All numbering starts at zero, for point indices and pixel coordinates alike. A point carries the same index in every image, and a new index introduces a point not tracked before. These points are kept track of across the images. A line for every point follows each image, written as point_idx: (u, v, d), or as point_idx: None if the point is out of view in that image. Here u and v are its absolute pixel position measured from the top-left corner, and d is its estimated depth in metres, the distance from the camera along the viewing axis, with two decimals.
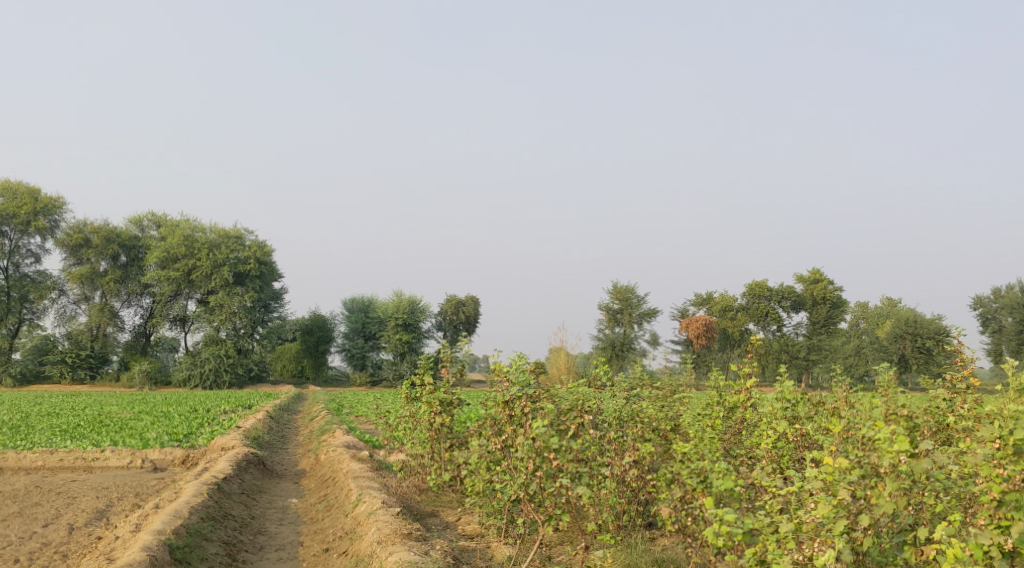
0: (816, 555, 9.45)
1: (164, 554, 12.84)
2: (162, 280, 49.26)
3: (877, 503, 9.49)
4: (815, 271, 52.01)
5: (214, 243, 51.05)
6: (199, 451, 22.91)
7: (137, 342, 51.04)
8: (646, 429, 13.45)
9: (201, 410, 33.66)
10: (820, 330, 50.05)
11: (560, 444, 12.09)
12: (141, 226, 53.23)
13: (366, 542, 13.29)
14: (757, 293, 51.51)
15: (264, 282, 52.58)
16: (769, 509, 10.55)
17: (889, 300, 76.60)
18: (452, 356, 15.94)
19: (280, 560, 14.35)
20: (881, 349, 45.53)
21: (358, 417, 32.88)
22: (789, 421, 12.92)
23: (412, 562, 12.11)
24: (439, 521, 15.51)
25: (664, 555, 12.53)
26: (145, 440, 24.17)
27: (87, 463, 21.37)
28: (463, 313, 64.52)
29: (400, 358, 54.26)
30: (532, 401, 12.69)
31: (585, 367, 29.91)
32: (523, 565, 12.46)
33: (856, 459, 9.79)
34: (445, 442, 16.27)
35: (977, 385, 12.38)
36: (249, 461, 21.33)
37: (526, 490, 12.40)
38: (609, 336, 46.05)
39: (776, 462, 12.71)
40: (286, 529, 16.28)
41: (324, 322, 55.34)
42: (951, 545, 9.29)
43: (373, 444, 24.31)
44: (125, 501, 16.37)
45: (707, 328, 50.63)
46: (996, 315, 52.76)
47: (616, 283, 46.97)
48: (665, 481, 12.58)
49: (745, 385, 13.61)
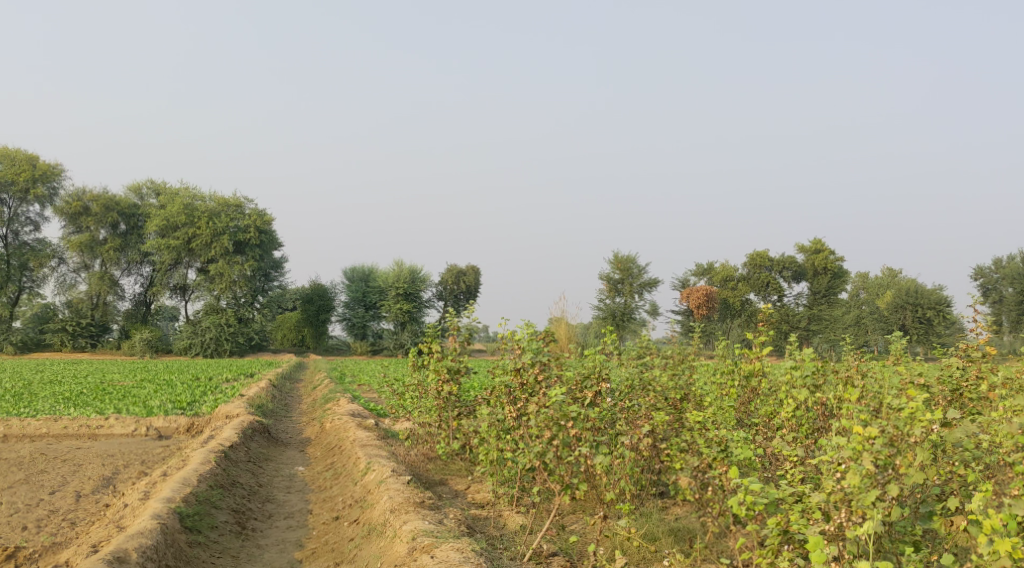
0: (847, 527, 9.24)
1: (174, 522, 12.65)
2: (163, 249, 48.97)
3: (907, 473, 9.34)
4: (816, 241, 51.34)
5: (214, 211, 50.76)
6: (204, 419, 22.76)
7: (138, 310, 50.86)
8: (658, 398, 13.56)
9: (203, 378, 33.54)
10: (821, 301, 49.72)
11: (577, 412, 11.87)
12: (141, 193, 52.93)
13: (378, 511, 13.11)
14: (757, 264, 51.38)
15: (264, 250, 52.25)
16: (789, 478, 10.53)
17: (889, 271, 76.30)
18: (458, 325, 15.83)
19: (290, 528, 14.20)
20: (881, 320, 45.28)
21: (361, 386, 32.70)
22: (808, 389, 12.70)
23: (428, 531, 11.92)
24: (448, 490, 15.36)
25: (679, 524, 12.26)
26: (149, 408, 24.03)
27: (92, 431, 21.23)
28: (463, 284, 64.30)
29: (400, 328, 54.11)
30: (544, 369, 12.57)
31: (587, 337, 29.74)
32: (538, 535, 12.28)
33: (881, 429, 9.62)
34: (452, 411, 16.10)
35: (993, 353, 12.41)
36: (254, 430, 21.15)
37: (541, 459, 12.14)
38: (609, 306, 45.93)
39: (794, 430, 12.61)
40: (294, 498, 16.13)
41: (324, 292, 55.14)
42: (985, 516, 9.04)
43: (378, 413, 24.19)
44: (132, 469, 16.25)
45: (708, 298, 50.50)
46: (997, 286, 52.54)
47: (617, 252, 46.66)
48: (680, 450, 12.30)
49: (758, 353, 13.32)
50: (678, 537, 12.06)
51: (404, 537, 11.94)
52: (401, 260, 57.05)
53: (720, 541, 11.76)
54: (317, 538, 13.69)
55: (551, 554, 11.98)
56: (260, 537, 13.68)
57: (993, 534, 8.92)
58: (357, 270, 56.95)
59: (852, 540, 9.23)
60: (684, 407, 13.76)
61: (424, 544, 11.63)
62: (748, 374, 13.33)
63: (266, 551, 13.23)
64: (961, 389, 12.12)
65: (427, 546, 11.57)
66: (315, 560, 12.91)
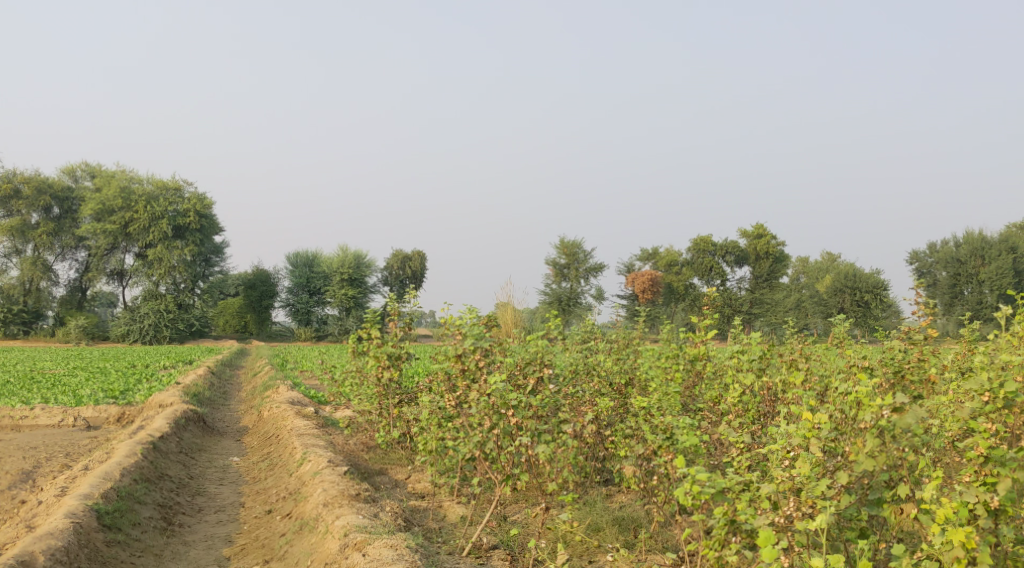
0: (797, 518, 8.90)
1: (90, 521, 11.94)
2: (98, 233, 47.46)
3: (856, 460, 8.97)
4: (759, 225, 51.51)
5: (152, 195, 49.28)
6: (136, 408, 21.90)
7: (73, 297, 49.34)
8: (602, 383, 13.53)
9: (139, 366, 32.56)
10: (763, 285, 50.10)
11: (518, 399, 11.38)
12: (75, 176, 51.24)
13: (311, 505, 12.52)
14: (701, 248, 51.37)
15: (205, 235, 50.96)
16: (737, 467, 10.20)
17: (828, 255, 77.35)
18: (400, 310, 15.33)
19: (220, 523, 13.58)
20: (820, 304, 45.69)
21: (303, 372, 31.96)
22: (755, 374, 12.49)
23: (360, 527, 11.38)
24: (387, 480, 14.82)
25: (624, 513, 11.86)
26: (78, 397, 23.07)
27: (16, 422, 20.25)
28: (408, 269, 63.58)
29: (344, 313, 53.29)
30: (486, 355, 12.07)
31: (533, 323, 29.45)
32: (477, 527, 11.80)
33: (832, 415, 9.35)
34: (394, 399, 15.57)
35: (934, 336, 12.19)
36: (188, 419, 20.38)
37: (482, 448, 11.65)
38: (555, 291, 45.69)
39: (740, 414, 12.23)
40: (227, 490, 15.51)
41: (266, 277, 53.90)
42: (936, 505, 8.79)
43: (318, 400, 23.55)
44: (54, 462, 15.45)
45: (653, 282, 50.86)
46: (931, 269, 53.23)
47: (563, 237, 46.26)
48: (624, 437, 11.95)
49: (703, 337, 13.09)
50: (623, 526, 11.68)
51: (336, 533, 11.40)
52: (345, 245, 56.09)
53: (665, 530, 11.50)
54: (247, 533, 13.08)
55: (492, 547, 11.51)
56: (187, 533, 13.05)
57: (945, 524, 8.71)
58: (300, 254, 55.18)
59: (801, 530, 8.91)
60: (629, 392, 13.49)
61: (357, 540, 11.09)
62: (693, 358, 13.10)
63: (192, 548, 12.60)
64: (904, 372, 11.76)
65: (359, 543, 11.02)
66: (244, 557, 12.31)
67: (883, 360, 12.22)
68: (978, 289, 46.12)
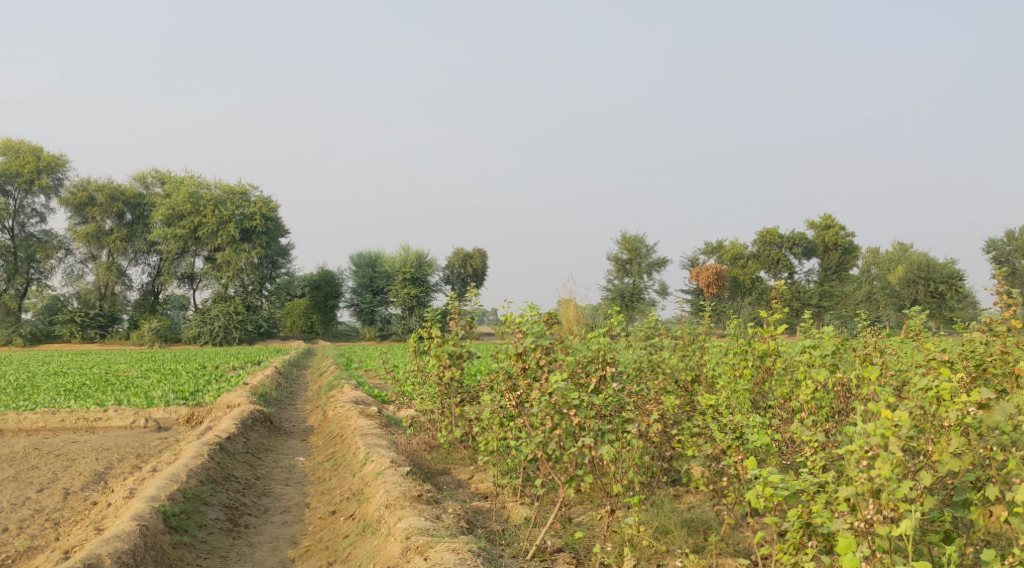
0: (877, 523, 8.47)
1: (157, 523, 12.01)
2: (169, 238, 48.33)
3: (940, 460, 8.67)
4: (827, 216, 50.31)
5: (220, 200, 50.06)
6: (204, 409, 22.12)
7: (146, 300, 50.39)
8: (668, 380, 13.34)
9: (209, 366, 33.07)
10: (832, 277, 49.05)
11: (581, 399, 11.09)
12: (146, 182, 52.27)
13: (373, 507, 12.41)
14: (768, 241, 50.41)
15: (272, 237, 51.57)
16: (809, 466, 9.83)
17: (900, 246, 75.48)
18: (460, 309, 15.14)
19: (285, 524, 13.58)
20: (893, 295, 44.45)
21: (368, 371, 32.05)
22: (829, 371, 12.04)
23: (422, 529, 11.24)
24: (451, 480, 14.70)
25: (693, 515, 11.54)
26: (150, 399, 23.43)
27: (89, 424, 20.62)
28: (470, 267, 63.63)
29: (408, 312, 53.48)
30: (547, 353, 11.84)
31: (595, 319, 29.09)
32: (542, 529, 11.61)
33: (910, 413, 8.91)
34: (455, 397, 15.41)
35: (1019, 328, 11.54)
36: (255, 419, 20.50)
37: (544, 450, 11.30)
38: (617, 287, 45.17)
39: (814, 413, 11.75)
40: (292, 490, 15.52)
41: (331, 278, 54.34)
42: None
43: (382, 399, 23.54)
44: (125, 463, 15.63)
45: (718, 276, 49.93)
46: (1009, 258, 51.45)
47: (625, 232, 45.74)
48: (690, 436, 11.62)
49: (771, 331, 12.53)
50: (692, 529, 11.37)
51: (398, 536, 11.26)
52: (407, 244, 56.27)
53: (736, 532, 11.19)
54: (312, 534, 13.04)
55: (556, 550, 11.30)
56: (253, 535, 13.04)
57: None
58: (363, 254, 55.58)
59: (882, 535, 8.47)
60: (695, 390, 13.29)
61: (418, 543, 10.94)
62: (762, 354, 12.57)
63: (257, 549, 12.59)
64: (984, 365, 11.46)
65: (421, 547, 10.88)
66: (308, 559, 12.26)
67: (962, 354, 11.89)
68: None
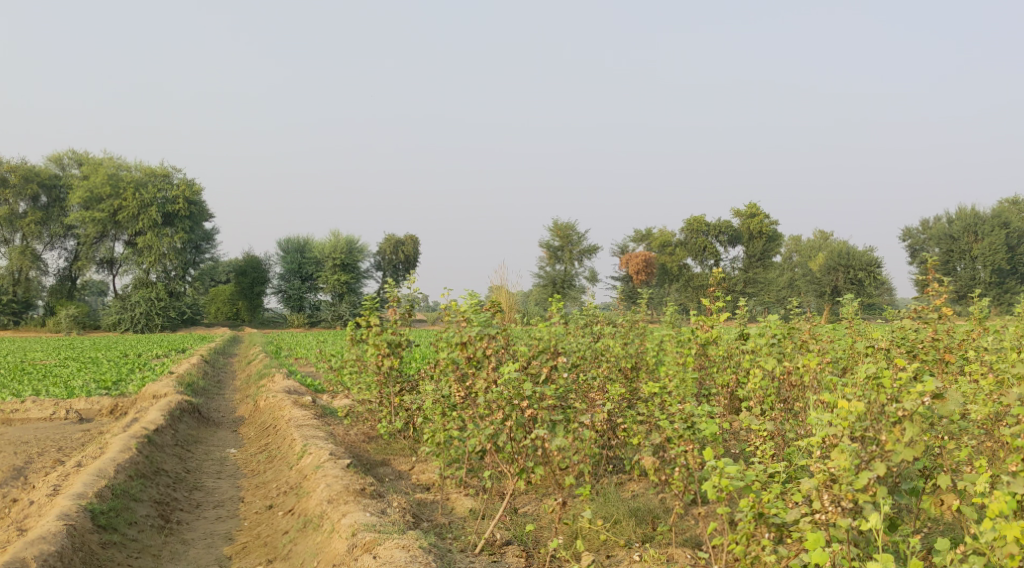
0: (835, 513, 8.58)
1: (84, 522, 11.45)
2: (87, 222, 46.80)
3: (893, 450, 8.78)
4: (753, 205, 50.85)
5: (141, 182, 48.53)
6: (129, 399, 21.31)
7: (63, 286, 48.65)
8: (611, 367, 13.29)
9: (132, 355, 32.02)
10: (756, 264, 49.61)
11: (533, 390, 10.89)
12: (62, 163, 50.47)
13: (314, 501, 12.03)
14: (695, 229, 50.78)
15: (195, 222, 50.22)
16: (759, 455, 9.84)
17: (821, 234, 77.12)
18: (399, 296, 14.88)
19: (220, 519, 13.10)
20: (814, 281, 45.26)
21: (297, 360, 31.38)
22: (774, 357, 11.92)
23: (369, 525, 10.91)
24: (391, 471, 14.39)
25: (639, 503, 11.41)
26: (70, 389, 22.52)
27: (6, 416, 19.69)
28: (401, 253, 62.95)
29: (338, 299, 52.75)
30: (493, 342, 11.56)
31: (527, 304, 28.87)
32: (489, 522, 11.43)
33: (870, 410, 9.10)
34: (394, 387, 15.06)
35: (949, 314, 11.71)
36: (183, 410, 19.84)
37: (494, 441, 11.19)
38: (549, 274, 45.14)
39: (760, 401, 11.86)
40: (225, 484, 15.01)
41: (257, 264, 53.19)
42: (988, 498, 8.69)
43: (315, 389, 23.02)
44: (46, 458, 14.93)
45: (647, 263, 50.17)
46: (924, 246, 52.70)
47: (557, 219, 45.66)
48: (638, 424, 11.56)
49: (713, 319, 12.43)
50: (639, 518, 11.22)
51: (342, 533, 10.91)
52: (338, 230, 55.32)
53: (683, 520, 11.17)
54: (248, 530, 12.60)
55: (505, 543, 11.12)
56: (186, 531, 12.55)
57: (997, 518, 8.65)
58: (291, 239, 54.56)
59: (841, 526, 8.57)
60: (637, 377, 13.25)
61: (366, 540, 10.62)
62: (704, 342, 12.42)
63: (191, 547, 12.11)
64: (916, 351, 11.46)
65: (368, 544, 10.55)
66: (245, 557, 11.83)
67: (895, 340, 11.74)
68: (970, 265, 45.60)
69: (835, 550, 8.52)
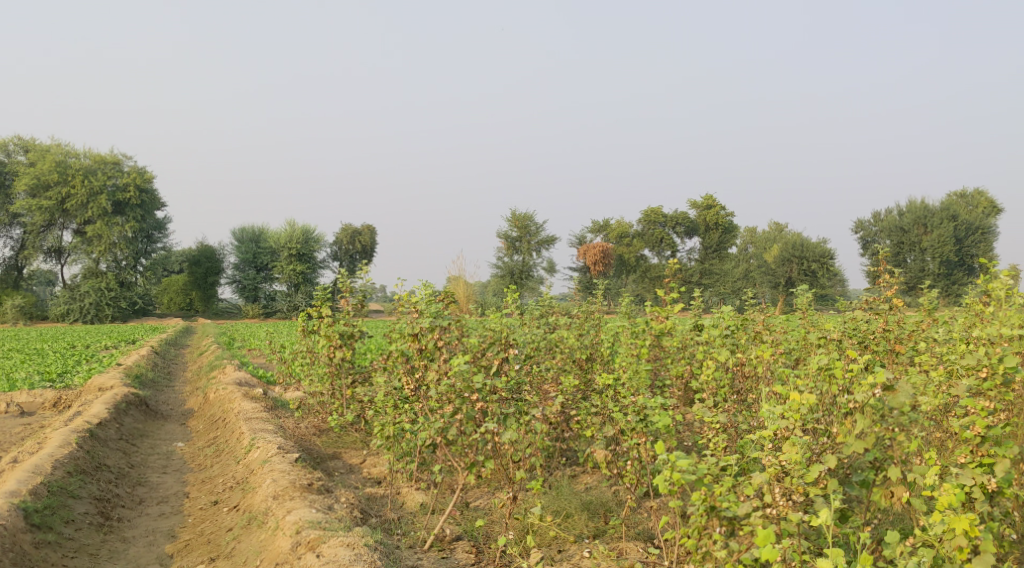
0: (785, 508, 8.51)
1: (16, 522, 11.05)
2: (34, 210, 45.74)
3: (844, 442, 8.80)
4: (709, 196, 51.06)
5: (90, 169, 47.41)
6: (73, 392, 20.76)
7: (9, 275, 47.47)
8: (565, 358, 13.17)
9: (79, 346, 31.30)
10: (712, 255, 49.77)
11: (483, 382, 10.73)
12: (7, 150, 49.18)
13: (259, 497, 11.74)
14: (652, 220, 50.87)
15: (146, 211, 49.21)
16: (712, 448, 9.73)
17: (775, 226, 77.90)
18: (352, 287, 14.53)
19: (162, 516, 12.74)
20: (768, 273, 45.60)
21: (250, 351, 30.87)
22: (727, 348, 11.85)
23: (314, 522, 10.65)
24: (342, 465, 14.13)
25: (592, 496, 11.28)
26: (12, 381, 21.90)
27: None
28: (358, 243, 62.35)
29: (293, 289, 52.10)
30: (444, 334, 11.38)
31: (484, 295, 28.64)
32: (439, 518, 11.24)
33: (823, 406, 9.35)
34: (346, 379, 14.84)
35: (899, 306, 11.76)
36: (129, 403, 19.36)
37: (443, 434, 10.93)
38: (506, 264, 44.95)
39: (713, 393, 11.47)
40: (170, 478, 14.63)
41: (211, 253, 52.34)
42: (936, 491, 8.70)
43: (267, 381, 22.64)
44: None
45: (604, 254, 50.17)
46: (875, 239, 53.33)
47: (515, 210, 45.43)
48: (590, 416, 11.41)
49: (666, 310, 12.35)
50: (591, 511, 11.11)
51: (287, 530, 10.65)
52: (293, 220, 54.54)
53: (636, 514, 11.06)
54: (192, 527, 12.26)
55: (455, 539, 10.96)
56: (126, 529, 12.18)
57: (946, 510, 8.61)
58: (245, 229, 53.81)
59: (791, 520, 8.52)
60: (591, 368, 13.13)
61: (310, 538, 10.37)
62: (658, 333, 12.35)
63: (131, 545, 11.77)
64: (867, 342, 11.58)
65: (313, 542, 10.30)
66: (187, 555, 11.51)
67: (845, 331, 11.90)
68: (920, 257, 46.25)
69: (786, 545, 8.39)
